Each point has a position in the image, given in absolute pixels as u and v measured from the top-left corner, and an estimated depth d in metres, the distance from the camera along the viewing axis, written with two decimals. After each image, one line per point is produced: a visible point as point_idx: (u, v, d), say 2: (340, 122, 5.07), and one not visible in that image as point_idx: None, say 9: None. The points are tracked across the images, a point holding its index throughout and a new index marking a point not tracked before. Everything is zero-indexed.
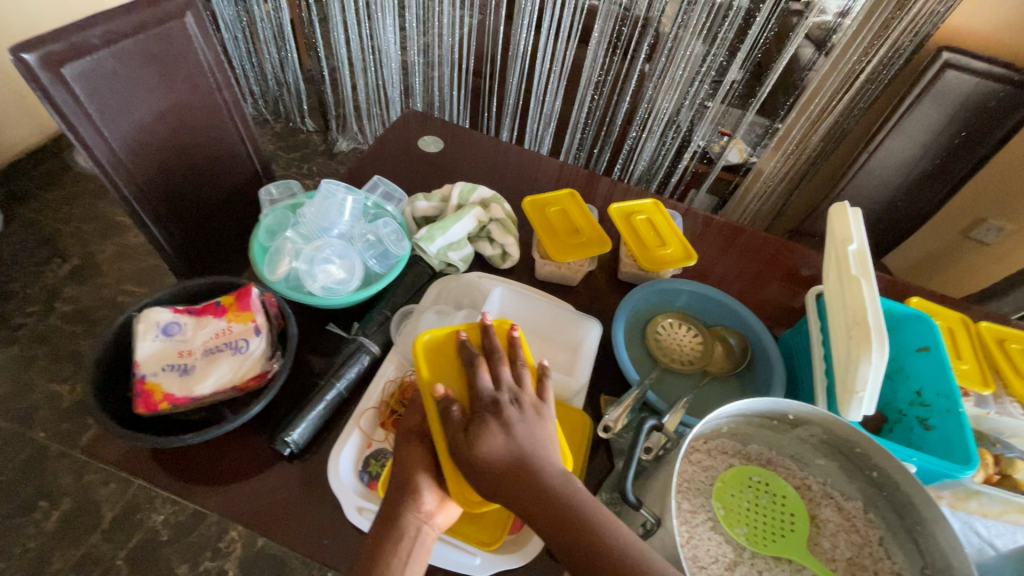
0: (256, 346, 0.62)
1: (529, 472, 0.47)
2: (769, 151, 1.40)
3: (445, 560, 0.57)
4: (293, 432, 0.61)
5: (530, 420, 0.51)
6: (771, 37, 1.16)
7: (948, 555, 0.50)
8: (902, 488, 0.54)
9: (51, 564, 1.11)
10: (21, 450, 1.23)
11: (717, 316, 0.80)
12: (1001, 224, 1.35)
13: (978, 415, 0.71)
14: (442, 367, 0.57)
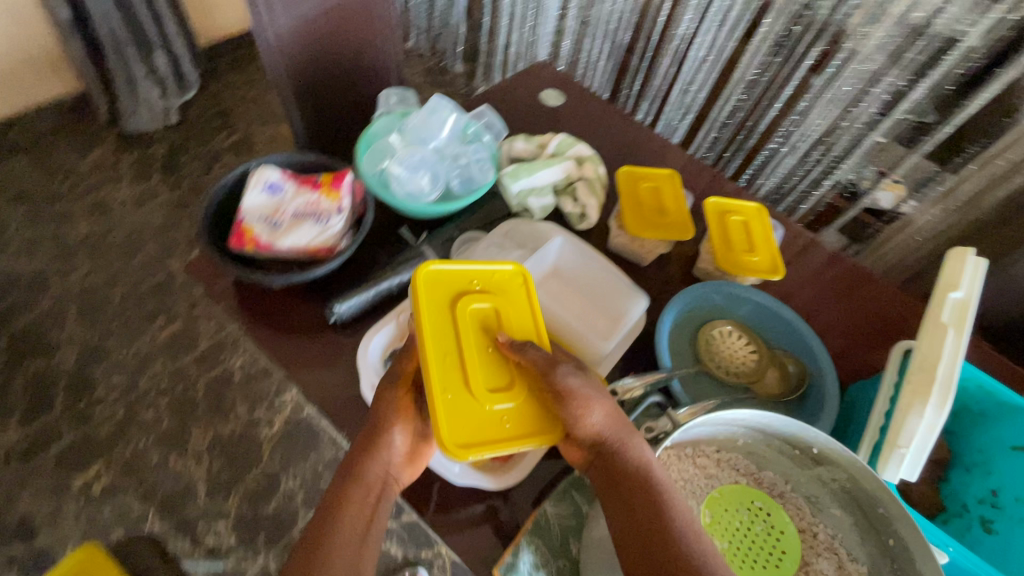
0: (335, 223, 0.70)
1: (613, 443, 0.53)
2: (930, 201, 1.21)
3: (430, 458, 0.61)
4: (341, 305, 0.68)
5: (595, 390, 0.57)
6: (971, 71, 1.03)
7: None
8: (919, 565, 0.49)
9: (154, 366, 1.36)
10: (158, 273, 1.50)
11: (782, 339, 0.74)
12: None
13: None
14: (435, 310, 0.58)
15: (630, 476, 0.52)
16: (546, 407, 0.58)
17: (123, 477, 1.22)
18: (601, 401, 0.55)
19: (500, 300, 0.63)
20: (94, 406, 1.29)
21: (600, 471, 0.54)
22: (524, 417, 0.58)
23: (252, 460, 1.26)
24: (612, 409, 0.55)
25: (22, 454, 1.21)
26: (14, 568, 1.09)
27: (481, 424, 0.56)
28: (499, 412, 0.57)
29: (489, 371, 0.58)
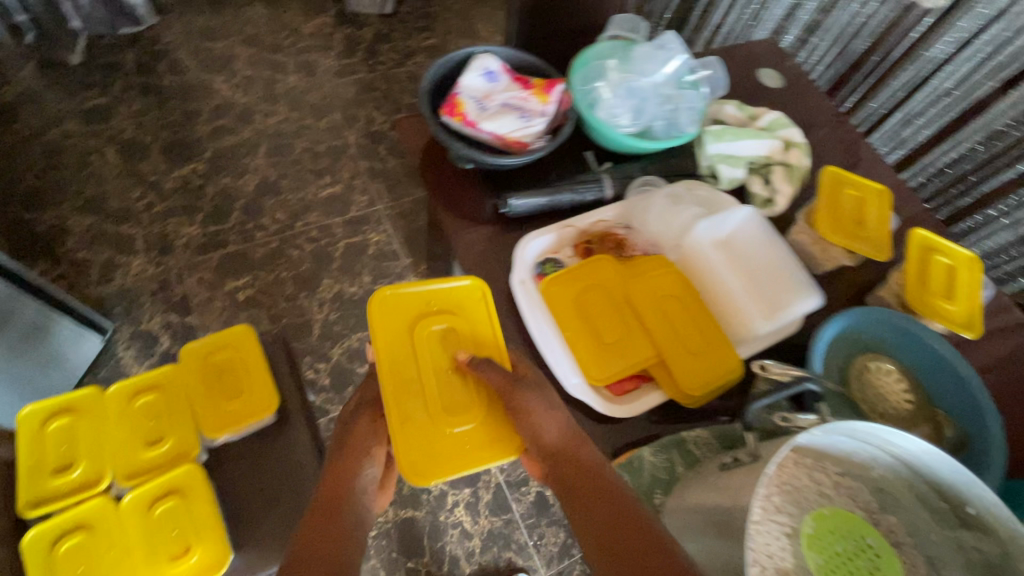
0: (536, 124, 0.72)
1: (568, 454, 0.55)
2: None
3: (555, 364, 0.63)
4: (515, 200, 0.71)
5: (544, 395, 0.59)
6: None
7: None
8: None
9: (310, 216, 1.53)
10: (337, 140, 1.67)
11: (954, 400, 0.65)
12: None
13: None
14: (394, 333, 0.63)
15: (589, 483, 0.52)
16: (504, 424, 0.62)
17: (262, 296, 1.40)
18: (544, 418, 0.57)
19: (463, 322, 0.66)
20: (257, 230, 1.48)
21: (555, 472, 0.54)
22: (484, 438, 0.62)
23: (361, 324, 1.40)
24: (563, 418, 0.58)
25: (197, 246, 1.43)
26: (168, 331, 1.31)
27: (443, 447, 0.60)
28: (459, 434, 0.61)
29: (448, 394, 0.62)
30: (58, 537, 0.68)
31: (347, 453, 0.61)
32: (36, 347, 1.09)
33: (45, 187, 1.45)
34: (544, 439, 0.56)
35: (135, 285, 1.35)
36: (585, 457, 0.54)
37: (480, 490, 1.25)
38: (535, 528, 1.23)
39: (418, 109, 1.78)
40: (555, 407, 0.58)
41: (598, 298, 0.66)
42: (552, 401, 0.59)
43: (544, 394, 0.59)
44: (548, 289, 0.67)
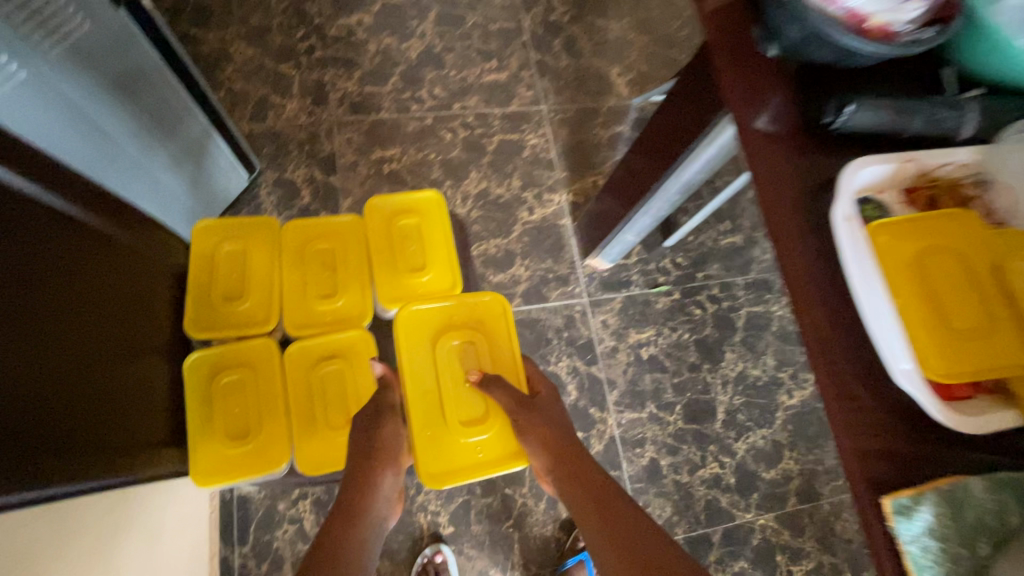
0: (910, 10, 0.51)
1: (571, 461, 0.63)
2: None
3: (889, 350, 0.47)
4: (852, 107, 0.52)
5: (547, 406, 0.69)
6: None
7: None
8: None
9: (468, 99, 1.38)
10: (512, 21, 1.48)
11: None
12: None
13: None
14: (407, 334, 0.73)
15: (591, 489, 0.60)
16: (510, 436, 0.72)
17: (406, 174, 1.29)
18: (544, 424, 0.66)
19: (484, 338, 0.76)
20: (412, 101, 1.35)
21: (561, 484, 0.63)
22: (496, 445, 0.72)
23: (502, 230, 1.27)
24: (565, 437, 0.66)
25: (350, 104, 1.32)
26: (310, 187, 1.24)
27: (460, 454, 0.71)
28: (474, 443, 0.72)
29: (463, 406, 0.72)
30: (220, 368, 0.67)
31: (386, 444, 0.63)
32: (192, 163, 1.00)
33: (213, 6, 1.36)
34: (546, 446, 0.65)
35: (285, 130, 1.28)
36: (587, 467, 0.62)
37: (592, 438, 1.15)
38: (641, 494, 1.13)
39: (604, 5, 1.54)
40: (554, 421, 0.68)
41: (946, 273, 0.50)
42: (553, 417, 0.68)
43: (549, 410, 0.69)
44: (879, 241, 0.50)
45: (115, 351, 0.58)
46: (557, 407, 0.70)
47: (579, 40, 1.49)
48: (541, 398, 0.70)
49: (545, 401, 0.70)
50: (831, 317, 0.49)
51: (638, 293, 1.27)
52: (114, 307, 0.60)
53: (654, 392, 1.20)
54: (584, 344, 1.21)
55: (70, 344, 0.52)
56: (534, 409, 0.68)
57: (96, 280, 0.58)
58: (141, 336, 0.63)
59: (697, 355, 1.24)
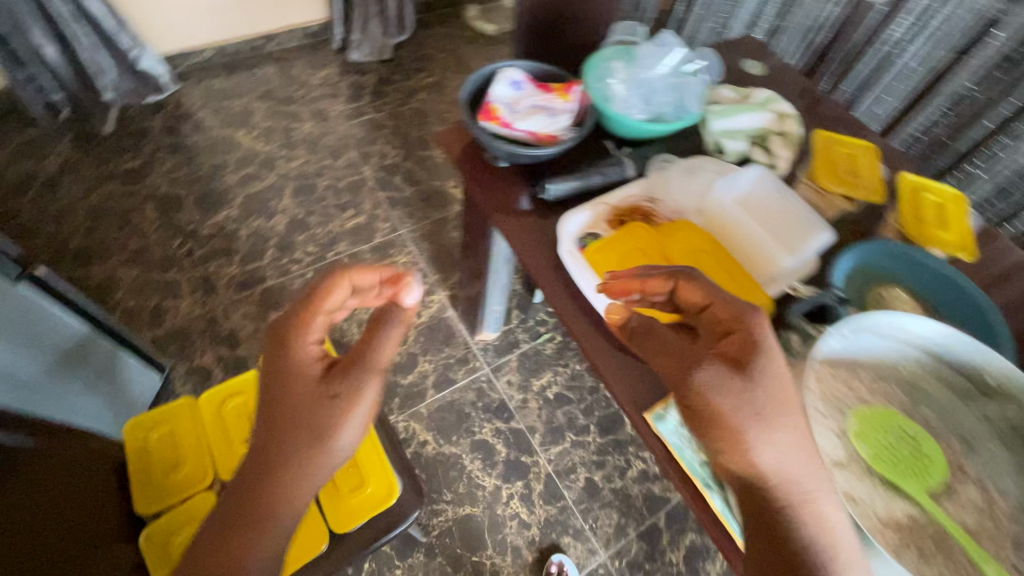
0: (573, 107, 0.85)
1: (776, 484, 0.51)
2: None
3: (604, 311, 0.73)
4: (554, 184, 0.81)
5: (762, 401, 0.52)
6: None
7: None
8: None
9: (339, 246, 1.63)
10: (355, 175, 1.80)
11: (954, 307, 0.75)
12: None
13: None
14: None
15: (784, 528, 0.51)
16: (386, 482, 0.88)
17: None
18: (763, 432, 0.52)
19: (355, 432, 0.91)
20: (292, 263, 1.58)
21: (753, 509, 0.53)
22: (376, 492, 0.87)
23: None
24: (753, 437, 0.51)
25: (238, 284, 1.52)
26: (221, 364, 1.39)
27: (355, 509, 0.86)
28: (361, 496, 0.86)
29: (349, 478, 0.87)
30: (172, 531, 0.78)
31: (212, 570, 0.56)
32: (107, 382, 1.14)
33: (92, 247, 1.55)
34: (718, 437, 0.53)
35: (185, 325, 1.44)
36: (810, 501, 0.51)
37: (532, 481, 1.31)
38: (589, 512, 1.28)
39: (425, 139, 1.91)
40: (764, 412, 0.52)
41: (637, 262, 0.76)
42: (775, 407, 0.52)
43: (749, 401, 0.52)
44: (592, 257, 0.77)
45: (54, 552, 0.64)
46: (790, 390, 0.53)
47: (415, 171, 1.83)
48: (755, 369, 0.53)
49: (749, 398, 0.52)
50: (575, 306, 0.76)
51: (528, 347, 1.50)
52: (59, 513, 0.70)
53: (569, 422, 1.39)
54: (498, 406, 1.40)
55: (57, 542, 0.66)
56: (731, 406, 0.52)
57: (67, 491, 0.73)
58: (78, 534, 0.70)
59: (592, 379, 1.46)
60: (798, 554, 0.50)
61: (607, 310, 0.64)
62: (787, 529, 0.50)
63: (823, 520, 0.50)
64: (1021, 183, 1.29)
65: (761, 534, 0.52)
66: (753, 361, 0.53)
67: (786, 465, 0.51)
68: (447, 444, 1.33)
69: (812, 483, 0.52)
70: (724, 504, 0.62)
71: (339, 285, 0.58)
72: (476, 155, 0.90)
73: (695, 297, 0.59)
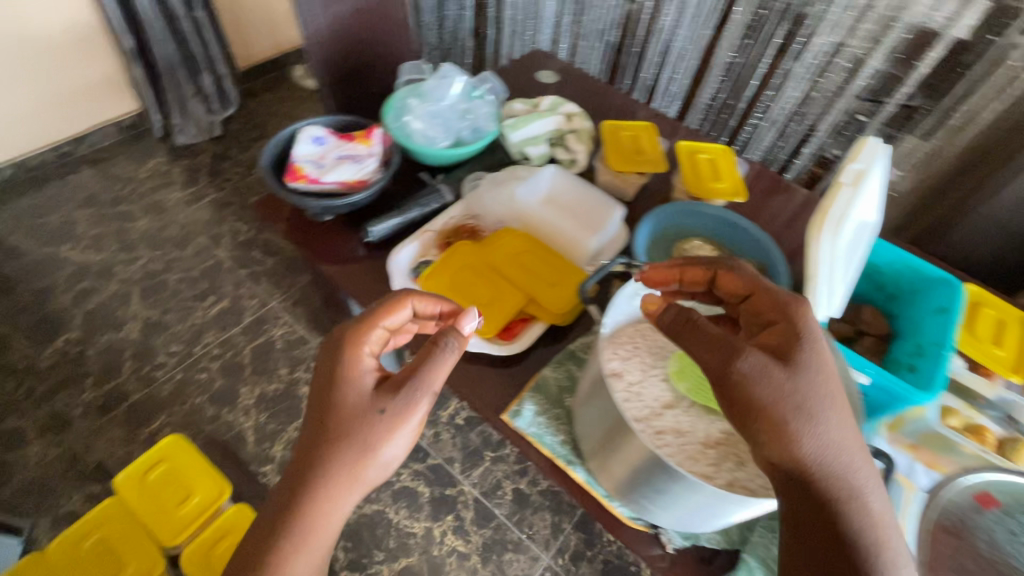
0: (378, 150, 0.89)
1: (823, 471, 0.50)
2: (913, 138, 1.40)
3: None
4: (374, 227, 0.84)
5: (816, 392, 0.52)
6: (908, 42, 1.26)
7: None
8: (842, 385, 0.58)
9: (206, 338, 1.54)
10: (208, 259, 1.71)
11: (741, 244, 0.87)
12: None
13: (982, 386, 0.74)
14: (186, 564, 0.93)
15: (832, 518, 0.50)
16: None
17: (184, 428, 1.39)
18: (818, 424, 0.51)
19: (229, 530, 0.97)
20: (156, 369, 1.47)
21: (796, 498, 0.51)
22: None
23: (294, 414, 1.42)
24: (800, 424, 0.51)
25: (96, 409, 1.39)
26: (94, 502, 1.25)
27: None
28: None
29: None
30: None
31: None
32: None
33: None
34: (767, 430, 0.51)
35: (41, 473, 1.28)
36: (856, 488, 0.50)
37: (461, 511, 1.31)
38: (523, 522, 1.30)
39: None
40: (817, 407, 0.51)
41: (467, 276, 0.81)
42: (822, 399, 0.51)
43: (805, 390, 0.52)
44: (425, 283, 0.80)
45: None
46: (840, 387, 0.52)
47: (272, 240, 1.78)
48: (799, 359, 0.53)
49: (802, 386, 0.52)
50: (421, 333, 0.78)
51: None
52: None
53: (484, 441, 1.41)
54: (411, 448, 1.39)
55: None
56: (789, 399, 0.51)
57: None
58: None
59: None
60: (851, 543, 0.49)
61: (645, 299, 0.61)
62: (838, 516, 0.49)
63: (870, 515, 0.50)
64: (792, 123, 1.53)
65: (804, 529, 0.51)
66: (803, 352, 0.53)
67: (840, 455, 0.51)
68: (368, 503, 1.30)
69: (861, 475, 0.51)
70: (588, 474, 0.66)
71: (401, 303, 0.64)
72: (296, 217, 0.90)
73: (734, 285, 0.62)
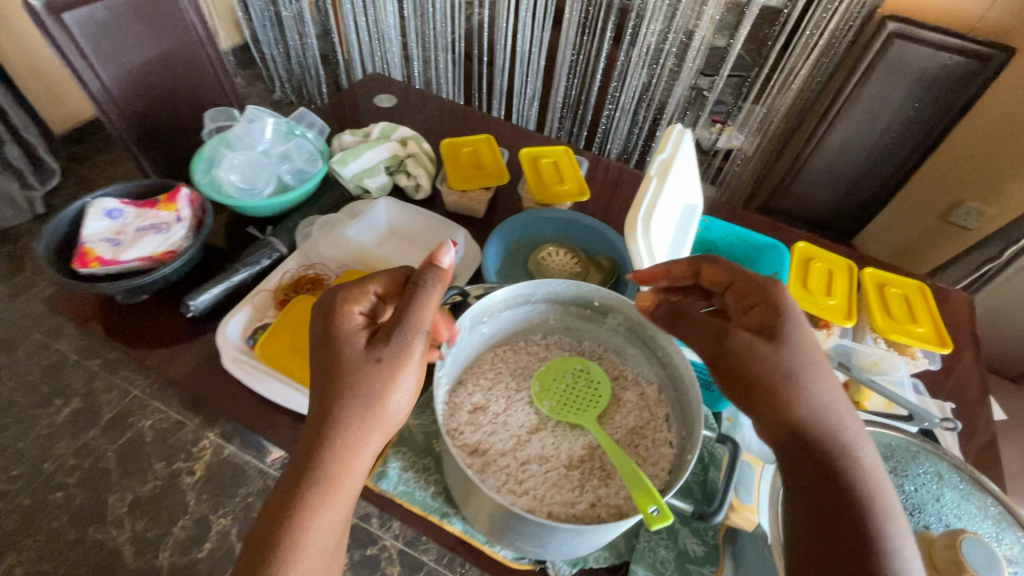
0: (186, 214, 0.78)
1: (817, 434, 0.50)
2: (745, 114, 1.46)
3: (293, 404, 0.69)
4: (195, 299, 0.74)
5: (808, 365, 0.51)
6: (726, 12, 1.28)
7: (687, 395, 0.58)
8: (686, 376, 0.58)
9: (56, 449, 1.33)
10: (48, 356, 1.48)
11: (594, 244, 0.87)
12: (980, 208, 1.39)
13: (822, 339, 0.78)
14: None
15: (834, 483, 0.49)
16: None
17: (41, 563, 1.18)
18: (807, 393, 0.50)
19: None
20: None
21: (800, 463, 0.51)
22: None
23: (179, 512, 1.26)
24: (790, 392, 0.50)
25: None
26: None
27: None
28: None
29: None
30: None
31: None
32: None
33: None
34: (761, 401, 0.51)
35: None
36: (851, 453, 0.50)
37: (386, 569, 1.22)
38: (454, 562, 1.23)
39: None
40: (811, 369, 0.51)
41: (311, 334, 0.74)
42: (809, 367, 0.51)
43: (792, 361, 0.51)
44: (263, 351, 0.72)
45: None
46: (823, 355, 0.53)
47: None
48: (788, 335, 0.51)
49: (787, 358, 0.51)
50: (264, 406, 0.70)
51: None
52: None
53: None
54: None
55: None
56: (775, 370, 0.50)
57: None
58: None
59: None
60: (855, 494, 0.48)
61: (638, 297, 0.61)
62: (838, 474, 0.49)
63: (871, 469, 0.50)
64: (640, 105, 1.56)
65: (812, 489, 0.50)
66: (788, 328, 0.52)
67: (835, 414, 0.51)
68: None
69: (851, 434, 0.51)
70: (466, 524, 0.62)
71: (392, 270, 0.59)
72: (103, 303, 0.78)
73: (716, 277, 0.59)
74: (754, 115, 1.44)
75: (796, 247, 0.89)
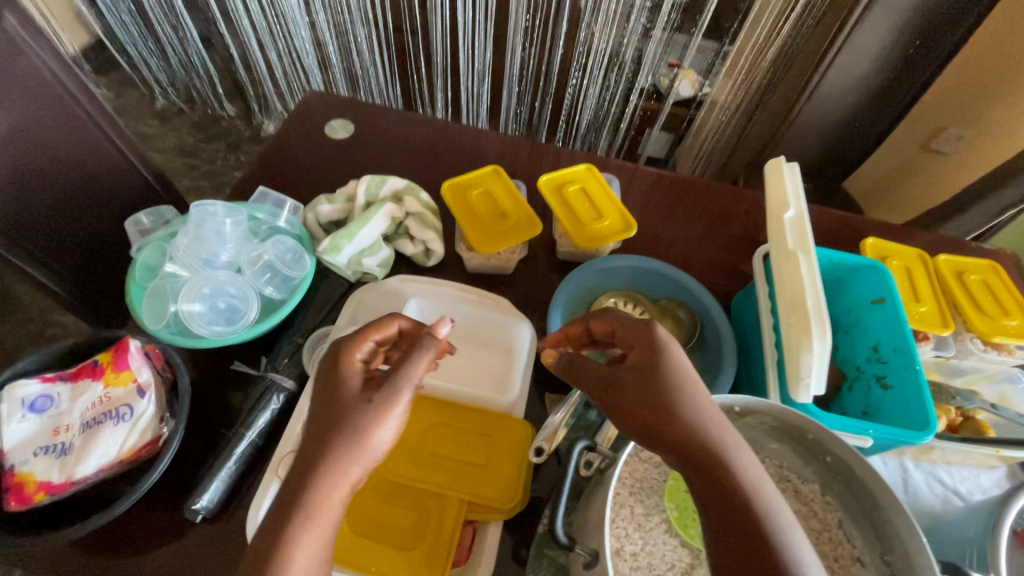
0: (146, 376, 0.56)
1: (698, 454, 0.41)
2: (721, 79, 1.28)
3: None
4: (202, 497, 0.55)
5: (676, 381, 0.44)
6: None
7: (901, 529, 0.47)
8: (872, 489, 0.49)
9: None
10: None
11: (661, 289, 0.75)
12: (960, 133, 1.26)
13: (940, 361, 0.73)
14: None
15: (723, 510, 0.39)
16: None
17: None
18: (676, 411, 0.43)
19: None
20: None
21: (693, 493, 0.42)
22: None
23: None
24: (657, 415, 0.43)
25: None
26: None
27: None
28: None
29: None
30: None
31: None
32: None
33: None
34: (641, 432, 0.44)
35: None
36: (734, 472, 0.40)
37: None
38: None
39: None
40: (680, 377, 0.45)
41: (371, 503, 0.57)
42: (680, 383, 0.44)
43: (654, 380, 0.44)
44: None
45: None
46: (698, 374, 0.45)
47: None
48: (656, 358, 0.46)
49: (648, 380, 0.45)
50: None
51: None
52: None
53: None
54: None
55: None
56: (639, 393, 0.45)
57: None
58: None
59: None
60: (743, 518, 0.38)
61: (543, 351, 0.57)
62: (725, 496, 0.39)
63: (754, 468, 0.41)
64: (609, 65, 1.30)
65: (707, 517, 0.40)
66: (650, 349, 0.46)
67: (712, 429, 0.42)
68: None
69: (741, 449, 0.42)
70: None
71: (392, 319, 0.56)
72: None
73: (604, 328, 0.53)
74: (736, 66, 1.24)
75: (866, 245, 0.81)
